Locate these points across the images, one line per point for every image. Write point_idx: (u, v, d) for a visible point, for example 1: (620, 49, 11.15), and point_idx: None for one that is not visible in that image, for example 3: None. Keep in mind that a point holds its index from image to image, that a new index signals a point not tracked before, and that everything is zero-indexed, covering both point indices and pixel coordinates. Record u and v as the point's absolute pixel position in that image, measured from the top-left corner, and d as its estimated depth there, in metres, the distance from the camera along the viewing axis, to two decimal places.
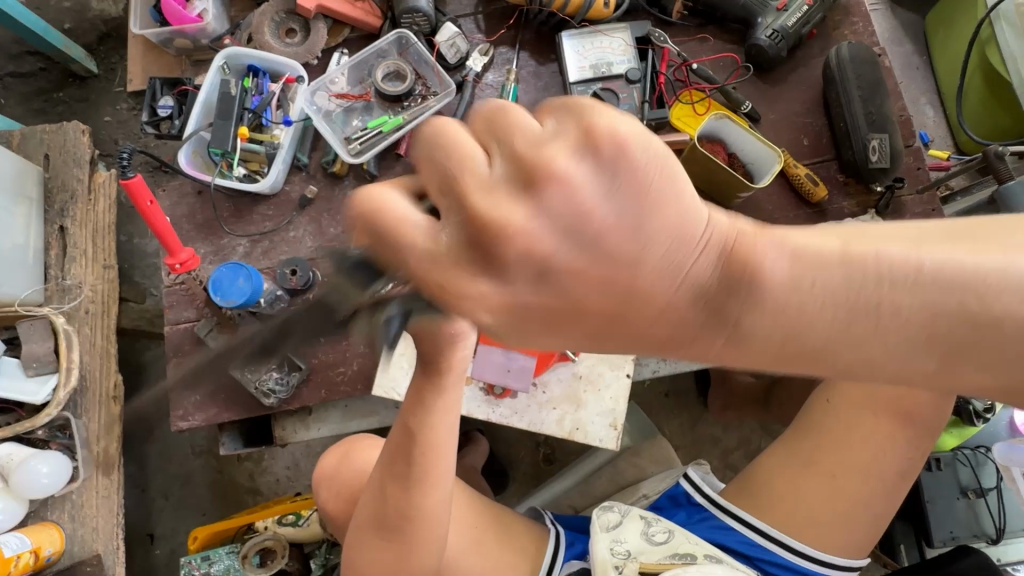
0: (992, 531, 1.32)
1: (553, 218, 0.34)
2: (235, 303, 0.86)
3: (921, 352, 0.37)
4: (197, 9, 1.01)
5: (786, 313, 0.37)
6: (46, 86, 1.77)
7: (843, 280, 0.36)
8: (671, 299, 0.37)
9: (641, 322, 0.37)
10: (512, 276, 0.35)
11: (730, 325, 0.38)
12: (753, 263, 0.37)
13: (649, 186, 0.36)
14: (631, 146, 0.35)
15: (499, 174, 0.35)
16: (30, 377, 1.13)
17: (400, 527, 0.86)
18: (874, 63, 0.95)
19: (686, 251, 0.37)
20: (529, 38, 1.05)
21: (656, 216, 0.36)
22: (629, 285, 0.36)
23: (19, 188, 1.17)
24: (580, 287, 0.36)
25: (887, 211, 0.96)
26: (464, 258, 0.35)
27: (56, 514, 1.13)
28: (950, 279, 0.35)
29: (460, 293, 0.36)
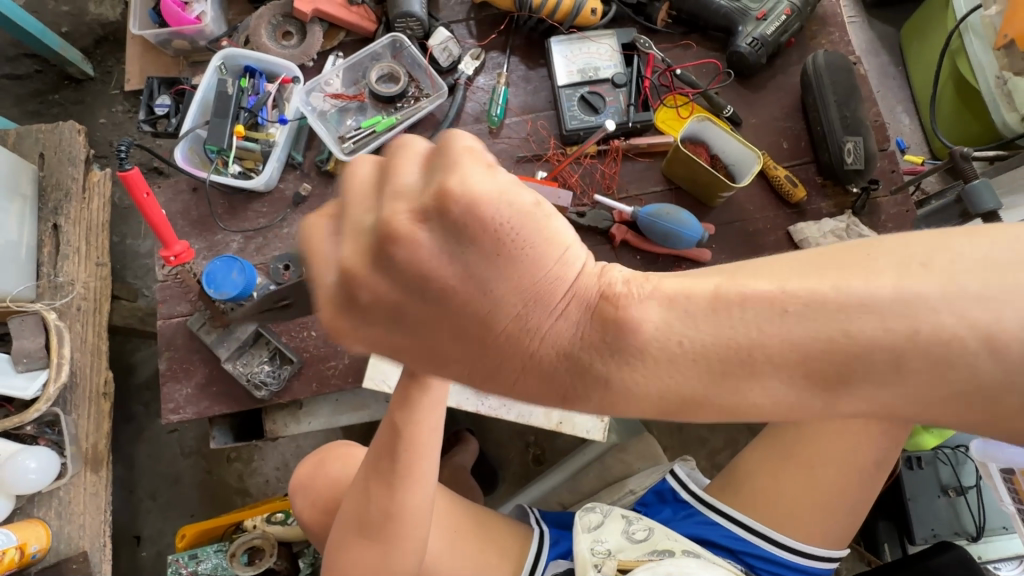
0: (972, 528, 1.34)
1: (393, 273, 0.38)
2: (228, 295, 0.87)
3: (796, 386, 0.36)
4: (196, 11, 1.04)
5: (651, 366, 0.38)
6: (42, 87, 1.78)
7: (712, 330, 0.36)
8: (530, 355, 0.39)
9: (507, 373, 0.40)
10: (372, 317, 0.39)
11: (601, 382, 0.39)
12: (617, 316, 0.38)
13: (502, 240, 0.36)
14: (485, 204, 0.35)
15: (364, 232, 0.38)
16: (19, 372, 1.13)
17: (382, 528, 0.84)
18: (849, 70, 0.98)
19: (544, 308, 0.38)
20: (519, 43, 1.08)
21: (502, 272, 0.37)
22: (479, 337, 0.39)
23: (13, 185, 1.18)
24: (438, 334, 0.39)
25: (863, 211, 0.99)
26: (341, 308, 0.40)
27: (42, 510, 1.13)
28: (818, 309, 0.35)
29: (344, 335, 0.41)
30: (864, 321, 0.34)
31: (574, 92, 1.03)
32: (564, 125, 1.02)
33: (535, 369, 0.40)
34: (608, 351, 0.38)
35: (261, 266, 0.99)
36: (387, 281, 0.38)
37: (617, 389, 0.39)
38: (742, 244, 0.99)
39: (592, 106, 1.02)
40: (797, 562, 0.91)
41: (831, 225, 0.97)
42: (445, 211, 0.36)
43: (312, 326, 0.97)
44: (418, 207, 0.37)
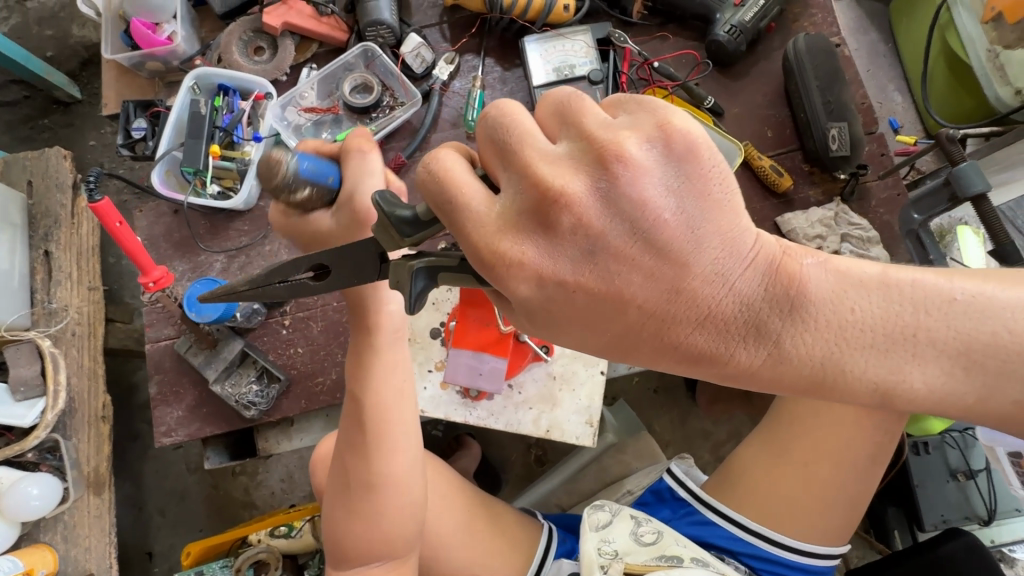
0: (984, 512, 1.31)
1: (603, 204, 0.39)
2: (210, 318, 0.89)
3: (950, 374, 0.42)
4: (166, 32, 1.03)
5: (828, 328, 0.41)
6: (32, 113, 1.79)
7: (877, 307, 0.41)
8: (718, 306, 0.41)
9: (684, 324, 0.41)
10: (562, 246, 0.39)
11: (772, 340, 0.41)
12: (796, 280, 0.41)
13: (710, 190, 0.39)
14: (702, 146, 0.38)
15: (560, 152, 0.39)
16: (17, 401, 1.14)
17: (367, 497, 0.79)
18: (831, 53, 0.96)
19: (737, 264, 0.40)
20: (493, 45, 1.07)
21: (712, 220, 0.39)
22: (677, 281, 0.40)
23: (3, 214, 1.18)
24: (626, 274, 0.40)
25: (852, 198, 0.97)
26: (516, 223, 0.39)
27: (48, 535, 1.15)
28: (955, 304, 0.42)
29: (503, 261, 0.40)
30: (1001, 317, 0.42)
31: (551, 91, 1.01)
32: None
33: (716, 323, 0.41)
34: (790, 315, 0.41)
35: None
36: (600, 208, 0.39)
37: (794, 353, 0.42)
38: None
39: None
40: (797, 561, 0.90)
41: (819, 214, 0.95)
42: (662, 155, 0.38)
43: (299, 343, 0.97)
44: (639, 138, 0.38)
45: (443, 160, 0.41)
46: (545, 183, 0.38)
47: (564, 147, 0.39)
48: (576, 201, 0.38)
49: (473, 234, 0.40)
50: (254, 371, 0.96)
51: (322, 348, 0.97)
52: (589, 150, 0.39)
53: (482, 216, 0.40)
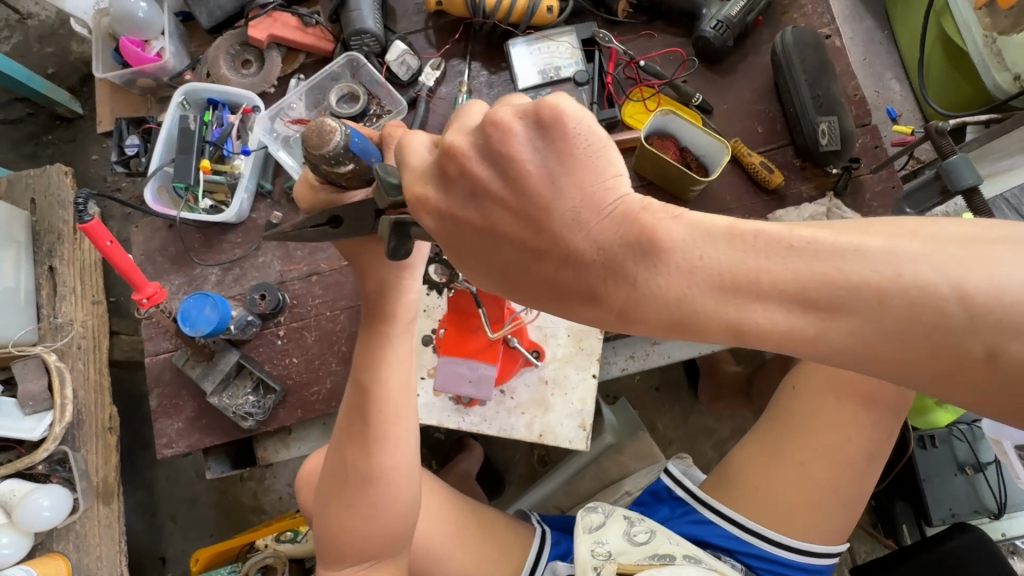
0: (994, 505, 1.29)
1: (492, 165, 0.43)
2: (204, 332, 0.89)
3: (796, 317, 0.40)
4: (155, 49, 1.05)
5: (680, 271, 0.41)
6: (37, 130, 1.82)
7: (726, 253, 0.40)
8: (576, 247, 0.42)
9: (552, 259, 0.43)
10: (452, 190, 0.45)
11: (629, 283, 0.42)
12: (650, 231, 0.41)
13: (574, 150, 0.42)
14: (567, 117, 0.41)
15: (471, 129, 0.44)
16: (26, 414, 1.17)
17: (356, 489, 0.78)
18: (819, 46, 0.94)
19: (595, 210, 0.42)
20: (479, 49, 1.06)
21: (572, 175, 0.42)
22: (538, 221, 0.43)
23: (7, 232, 1.21)
24: (498, 214, 0.44)
25: (845, 192, 0.95)
26: (428, 176, 0.47)
27: (61, 544, 1.18)
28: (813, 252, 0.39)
29: (416, 198, 0.47)
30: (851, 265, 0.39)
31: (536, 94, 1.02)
32: None
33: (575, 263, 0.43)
34: (643, 257, 0.41)
35: (239, 297, 1.00)
36: (484, 166, 0.43)
37: (649, 296, 0.42)
38: None
39: None
40: (795, 559, 0.89)
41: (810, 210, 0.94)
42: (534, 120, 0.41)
43: (294, 353, 0.98)
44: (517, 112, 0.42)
45: (411, 141, 0.49)
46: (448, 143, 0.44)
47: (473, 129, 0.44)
48: (465, 156, 0.44)
49: (409, 183, 0.47)
50: (250, 382, 0.97)
51: (317, 358, 0.98)
52: (487, 113, 0.42)
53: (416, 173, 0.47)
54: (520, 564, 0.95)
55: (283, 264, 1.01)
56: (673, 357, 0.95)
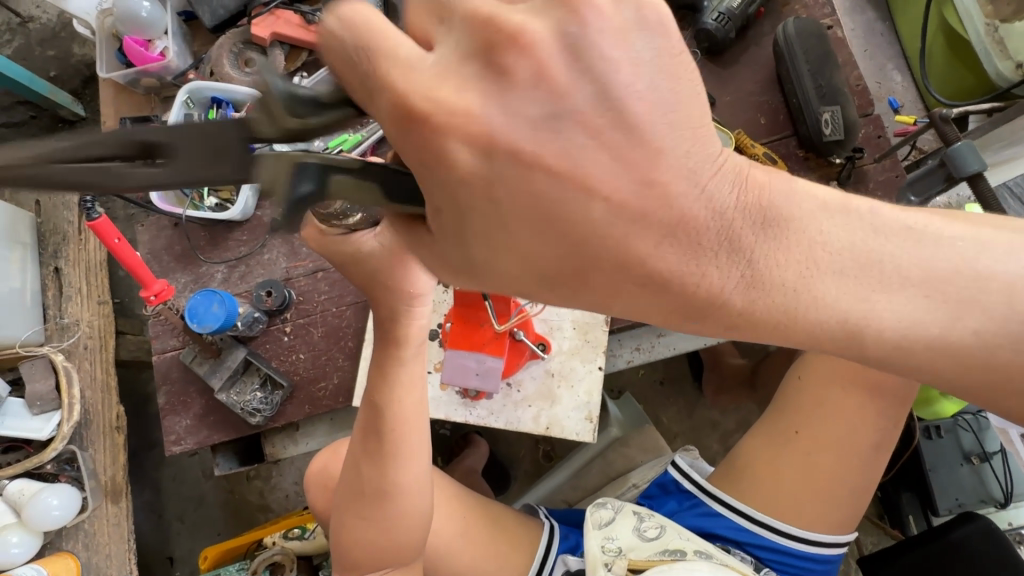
0: (1000, 495, 1.28)
1: (524, 95, 0.35)
2: (211, 328, 0.89)
3: (917, 305, 0.40)
4: (158, 48, 1.05)
5: (799, 250, 0.39)
6: (39, 133, 1.82)
7: (798, 243, 0.39)
8: (690, 214, 0.38)
9: (645, 222, 0.37)
10: (510, 121, 0.35)
11: (735, 252, 0.38)
12: (769, 203, 0.39)
13: (662, 93, 0.36)
14: (637, 50, 0.35)
15: (454, 51, 0.35)
16: (35, 414, 1.17)
17: (378, 505, 0.80)
18: (821, 37, 0.94)
19: (701, 169, 0.37)
20: None
21: (672, 125, 0.37)
22: (643, 171, 0.36)
23: (12, 234, 1.22)
24: (589, 158, 0.36)
25: (849, 181, 0.96)
26: (456, 87, 0.35)
27: (70, 543, 1.19)
28: (873, 254, 0.40)
29: (449, 122, 0.35)
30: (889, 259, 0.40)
31: None
32: None
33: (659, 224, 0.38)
34: (756, 232, 0.39)
35: (245, 294, 1.01)
36: (498, 109, 0.35)
37: (749, 277, 0.39)
38: None
39: None
40: (806, 551, 0.89)
41: None
42: (573, 54, 0.35)
43: (300, 349, 0.99)
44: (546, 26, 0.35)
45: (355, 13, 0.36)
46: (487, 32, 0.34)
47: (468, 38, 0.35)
48: (509, 79, 0.34)
49: (397, 95, 0.34)
50: (258, 378, 0.98)
51: (323, 353, 0.99)
52: (483, 23, 0.34)
53: (404, 74, 0.34)
54: (530, 560, 0.95)
55: (288, 261, 1.02)
56: (678, 349, 0.95)
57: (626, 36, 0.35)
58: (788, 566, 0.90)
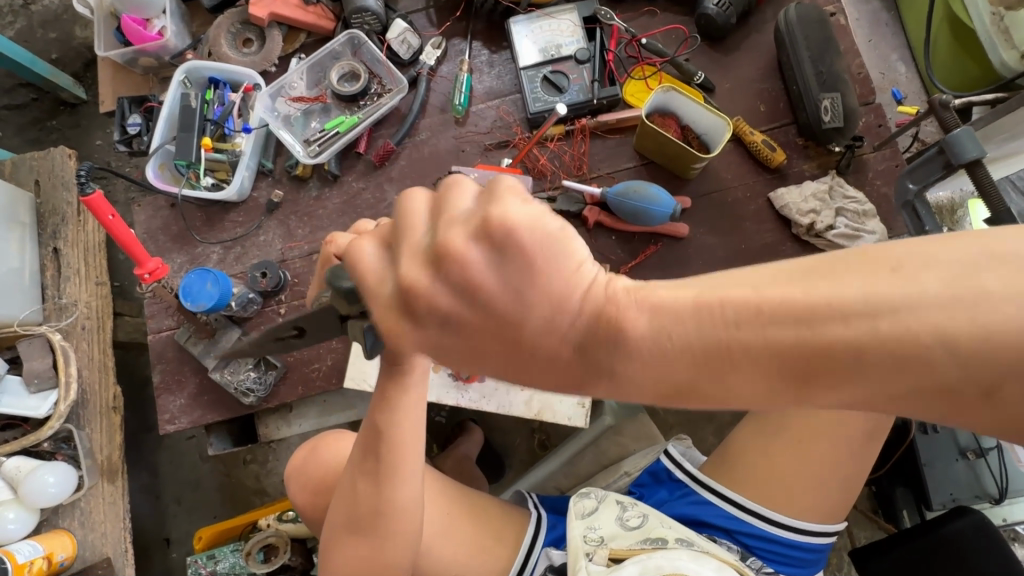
0: (995, 491, 1.26)
1: (450, 285, 0.38)
2: (205, 308, 0.89)
3: (792, 376, 0.35)
4: (156, 27, 1.05)
5: (652, 363, 0.38)
6: (40, 115, 1.82)
7: (693, 325, 0.36)
8: (553, 354, 0.39)
9: (530, 372, 0.40)
10: (426, 325, 0.40)
11: (605, 373, 0.39)
12: (617, 322, 0.38)
13: (535, 261, 0.37)
14: (520, 231, 0.37)
15: (427, 242, 0.40)
16: (32, 393, 1.18)
17: (376, 524, 0.77)
18: (823, 23, 0.93)
19: (563, 318, 0.38)
20: (480, 28, 1.05)
21: (535, 287, 0.37)
22: (512, 337, 0.39)
23: (10, 213, 1.21)
24: (483, 342, 0.39)
25: (848, 170, 0.95)
26: (394, 309, 0.40)
27: (66, 521, 1.20)
28: (796, 307, 0.34)
29: (395, 336, 0.42)
30: (886, 321, 0.32)
31: (537, 73, 1.00)
32: (528, 109, 0.99)
33: (550, 371, 0.40)
34: (613, 350, 0.38)
35: (240, 275, 1.01)
36: (443, 289, 0.38)
37: (626, 384, 0.39)
38: (718, 215, 0.95)
39: (556, 86, 0.99)
40: (795, 539, 0.89)
41: (812, 188, 0.93)
42: (489, 234, 0.37)
43: None
44: (468, 233, 0.38)
45: (361, 251, 0.43)
46: (406, 281, 0.39)
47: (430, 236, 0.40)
48: (424, 288, 0.39)
49: (372, 308, 0.42)
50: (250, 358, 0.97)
51: None
52: (439, 244, 0.38)
53: (369, 286, 0.42)
54: (515, 555, 0.95)
55: (283, 243, 1.02)
56: None
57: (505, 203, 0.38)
58: (775, 554, 0.90)
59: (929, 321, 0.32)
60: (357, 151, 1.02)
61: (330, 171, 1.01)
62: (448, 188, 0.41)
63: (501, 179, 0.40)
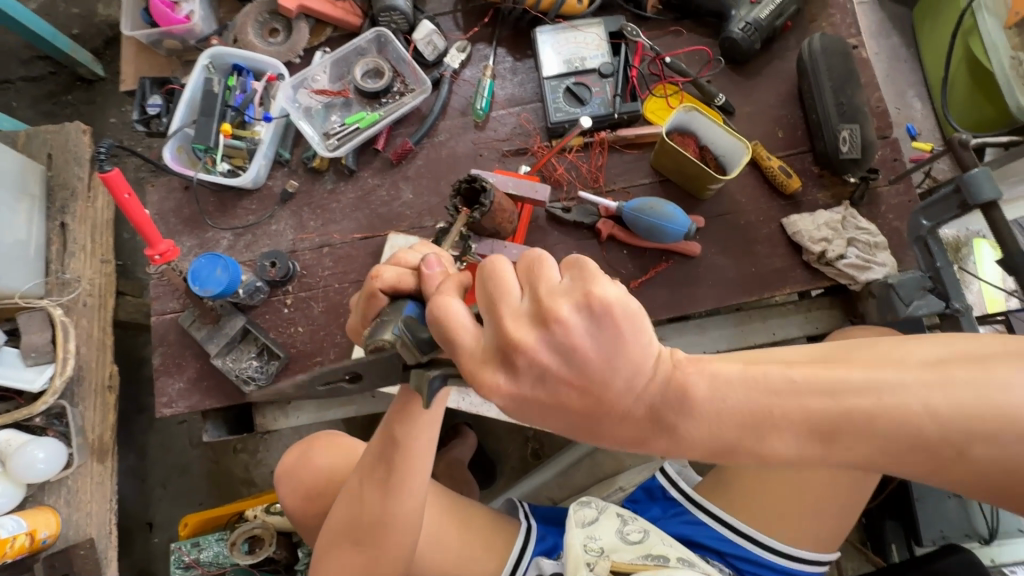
0: (985, 531, 1.26)
1: (555, 349, 0.43)
2: (212, 293, 0.89)
3: (808, 439, 0.43)
4: (184, 10, 1.05)
5: (712, 419, 0.44)
6: (56, 89, 1.82)
7: (749, 399, 0.43)
8: (620, 405, 0.44)
9: (607, 427, 0.45)
10: (521, 378, 0.44)
11: (667, 428, 0.44)
12: (686, 391, 0.43)
13: (620, 323, 0.42)
14: (618, 306, 0.42)
15: (524, 307, 0.44)
16: (28, 366, 1.17)
17: (376, 537, 0.75)
18: (846, 55, 0.94)
19: (640, 377, 0.43)
20: (506, 34, 1.06)
21: (625, 348, 0.43)
22: (598, 394, 0.44)
23: (21, 184, 1.21)
24: (567, 391, 0.44)
25: (862, 202, 0.95)
26: (490, 358, 0.44)
27: (52, 498, 1.18)
28: (837, 382, 0.43)
29: (480, 384, 0.45)
30: (866, 396, 0.43)
31: (560, 84, 1.00)
32: (549, 118, 0.99)
33: (621, 420, 0.44)
34: (680, 409, 0.44)
35: (249, 262, 1.01)
36: (550, 353, 0.43)
37: (685, 441, 0.44)
38: (730, 237, 0.96)
39: (578, 98, 1.00)
40: (786, 566, 0.89)
41: (825, 217, 0.94)
42: (592, 308, 0.42)
43: (300, 322, 0.99)
44: (573, 300, 0.43)
45: (447, 307, 0.47)
46: (506, 335, 0.43)
47: (528, 300, 0.44)
48: (530, 348, 0.43)
49: (460, 361, 0.46)
50: (254, 347, 0.97)
51: (322, 329, 0.98)
52: (540, 304, 0.43)
53: (460, 353, 0.46)
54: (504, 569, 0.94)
55: (295, 233, 1.02)
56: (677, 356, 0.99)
57: (600, 280, 0.43)
58: None
59: (905, 403, 0.42)
60: (376, 147, 1.03)
61: (347, 166, 1.01)
62: (536, 262, 0.45)
63: (582, 259, 0.45)
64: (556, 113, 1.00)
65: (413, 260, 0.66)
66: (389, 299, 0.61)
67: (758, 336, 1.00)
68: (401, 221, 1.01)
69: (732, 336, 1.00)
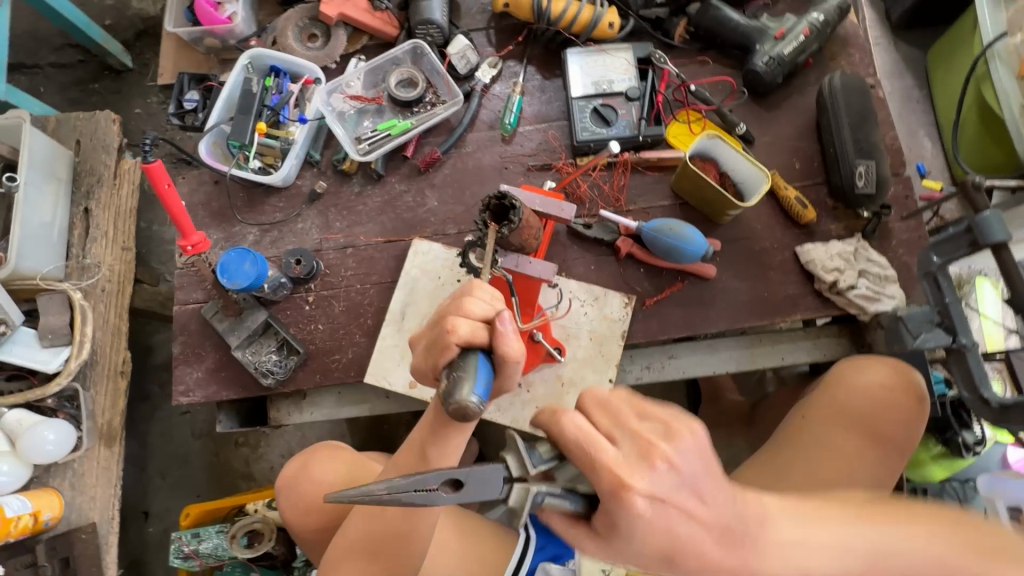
0: None
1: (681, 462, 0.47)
2: (240, 286, 0.91)
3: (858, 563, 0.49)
4: (227, 11, 1.08)
5: (792, 543, 0.49)
6: (84, 77, 1.85)
7: (816, 525, 0.51)
8: (716, 521, 0.48)
9: (704, 543, 0.47)
10: (655, 478, 0.46)
11: (749, 544, 0.48)
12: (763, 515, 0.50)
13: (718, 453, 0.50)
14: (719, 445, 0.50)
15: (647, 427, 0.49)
16: (44, 347, 1.18)
17: (393, 551, 0.74)
18: (864, 93, 0.98)
19: (731, 498, 0.49)
20: (537, 53, 1.10)
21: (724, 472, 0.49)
22: (704, 505, 0.48)
23: (50, 169, 1.23)
24: (685, 500, 0.47)
25: (874, 236, 0.99)
26: (627, 463, 0.47)
27: (57, 480, 1.19)
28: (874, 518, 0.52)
29: (618, 482, 0.46)
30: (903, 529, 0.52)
31: (587, 104, 1.04)
32: (575, 136, 1.03)
33: (712, 539, 0.48)
34: (756, 532, 0.49)
35: (274, 259, 1.03)
36: (680, 467, 0.47)
37: (767, 554, 0.49)
38: (745, 262, 0.99)
39: (604, 119, 1.03)
40: None
41: (838, 248, 0.97)
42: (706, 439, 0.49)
43: (320, 320, 1.00)
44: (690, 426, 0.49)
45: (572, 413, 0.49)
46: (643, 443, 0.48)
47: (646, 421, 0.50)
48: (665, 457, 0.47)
49: (594, 463, 0.47)
50: (274, 341, 0.99)
51: (341, 328, 1.00)
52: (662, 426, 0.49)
53: (595, 457, 0.47)
54: None
55: (320, 233, 1.04)
56: (688, 374, 1.01)
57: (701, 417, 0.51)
58: None
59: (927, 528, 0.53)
60: (404, 154, 1.05)
61: (376, 170, 1.04)
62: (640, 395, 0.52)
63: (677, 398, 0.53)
64: (582, 131, 1.03)
65: (483, 308, 0.63)
66: (462, 354, 0.60)
67: (767, 359, 1.03)
68: (425, 227, 1.04)
69: (742, 357, 1.02)
